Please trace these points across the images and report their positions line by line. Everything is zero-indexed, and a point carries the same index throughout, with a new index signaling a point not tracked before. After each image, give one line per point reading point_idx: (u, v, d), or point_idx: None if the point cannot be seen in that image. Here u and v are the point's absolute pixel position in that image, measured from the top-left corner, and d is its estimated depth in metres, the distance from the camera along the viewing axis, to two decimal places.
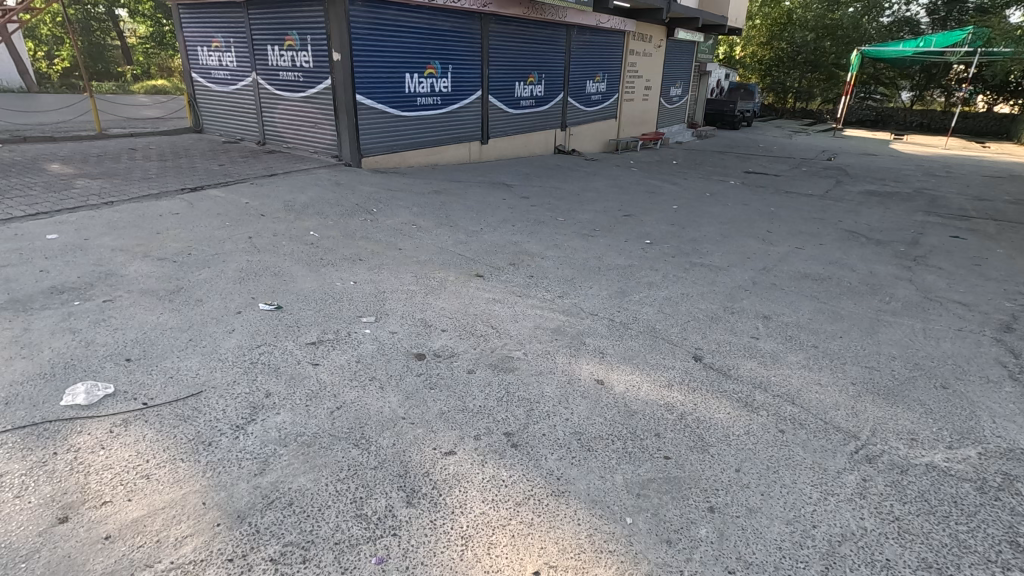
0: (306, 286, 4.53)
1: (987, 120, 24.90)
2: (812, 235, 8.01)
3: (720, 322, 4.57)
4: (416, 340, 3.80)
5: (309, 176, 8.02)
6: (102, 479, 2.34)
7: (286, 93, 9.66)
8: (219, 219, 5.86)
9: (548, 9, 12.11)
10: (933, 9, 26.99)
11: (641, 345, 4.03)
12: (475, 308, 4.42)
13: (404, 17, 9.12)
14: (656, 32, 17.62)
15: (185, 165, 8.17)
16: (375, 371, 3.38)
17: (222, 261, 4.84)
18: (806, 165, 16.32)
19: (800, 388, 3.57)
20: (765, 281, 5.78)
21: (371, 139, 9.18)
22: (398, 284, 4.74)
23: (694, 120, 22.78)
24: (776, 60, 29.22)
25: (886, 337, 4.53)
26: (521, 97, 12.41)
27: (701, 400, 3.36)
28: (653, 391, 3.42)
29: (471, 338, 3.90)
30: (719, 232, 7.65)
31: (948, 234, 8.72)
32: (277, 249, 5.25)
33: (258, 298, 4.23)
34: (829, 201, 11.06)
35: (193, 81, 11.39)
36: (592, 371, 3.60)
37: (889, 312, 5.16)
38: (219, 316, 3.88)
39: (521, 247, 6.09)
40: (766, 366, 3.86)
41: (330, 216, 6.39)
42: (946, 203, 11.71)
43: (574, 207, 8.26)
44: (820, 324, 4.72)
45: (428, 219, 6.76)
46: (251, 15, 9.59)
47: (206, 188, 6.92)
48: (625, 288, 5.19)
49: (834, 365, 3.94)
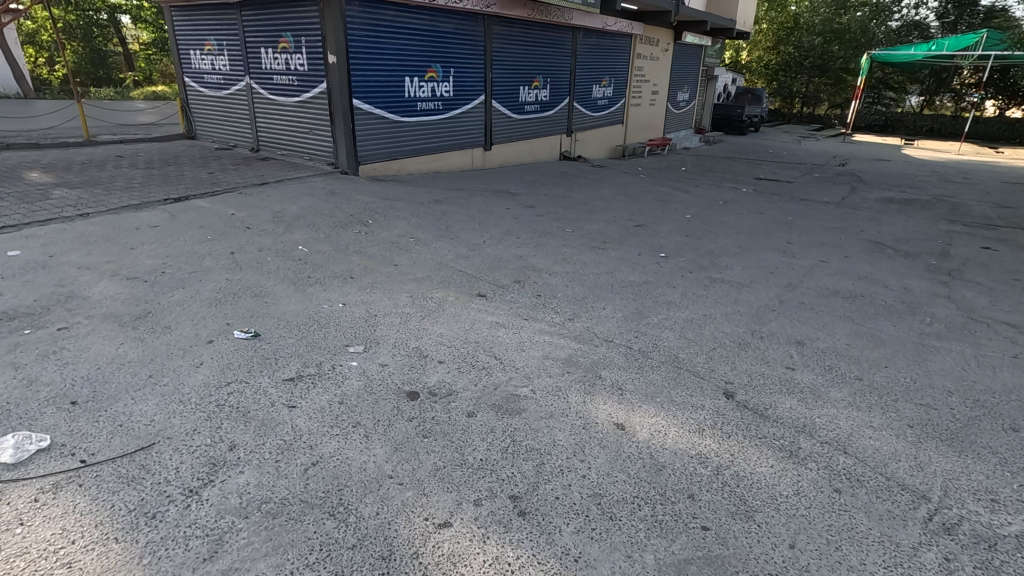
0: (290, 309, 4.08)
1: (999, 125, 24.38)
2: (835, 246, 7.54)
3: (749, 349, 4.10)
4: (408, 375, 3.35)
5: (302, 185, 7.59)
6: (11, 570, 1.89)
7: (280, 97, 9.26)
8: (199, 233, 5.42)
9: (554, 11, 11.72)
10: (942, 13, 26.60)
11: (664, 379, 3.57)
12: (476, 334, 3.96)
13: (403, 18, 8.73)
14: (663, 35, 17.22)
15: (172, 173, 7.75)
16: (360, 417, 2.92)
17: (199, 280, 4.40)
18: (819, 171, 15.84)
19: (851, 433, 3.09)
20: (793, 299, 5.31)
21: (368, 146, 8.75)
22: (392, 307, 4.29)
23: (700, 125, 22.51)
24: (783, 65, 28.50)
25: (936, 367, 4.04)
26: (525, 101, 11.99)
27: (739, 448, 2.90)
28: (683, 438, 2.96)
29: (472, 371, 3.45)
30: (737, 244, 7.17)
31: (978, 244, 8.23)
32: (261, 266, 4.81)
33: (233, 324, 3.78)
34: (847, 209, 10.58)
35: (186, 86, 11.02)
36: (611, 415, 3.12)
37: (934, 335, 4.67)
38: (186, 347, 3.43)
39: (527, 262, 5.63)
40: (808, 404, 3.38)
41: (322, 229, 5.95)
42: (969, 211, 11.22)
43: (582, 217, 7.82)
44: (860, 350, 4.23)
45: (428, 231, 6.32)
46: (245, 17, 9.21)
47: (191, 198, 6.50)
48: (641, 308, 4.73)
49: (885, 404, 3.45)
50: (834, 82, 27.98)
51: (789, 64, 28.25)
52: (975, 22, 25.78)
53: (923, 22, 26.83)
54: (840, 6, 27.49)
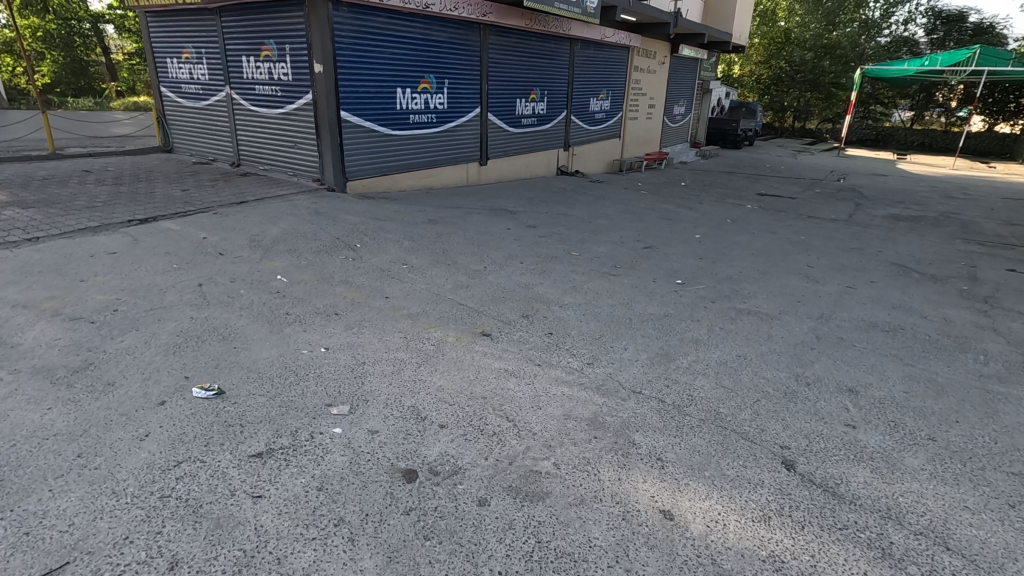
0: (263, 356, 3.47)
1: (990, 141, 24.17)
2: (857, 269, 7.05)
3: (798, 400, 3.54)
4: (404, 448, 2.74)
5: (285, 204, 6.98)
6: None
7: (262, 109, 8.67)
8: (164, 261, 4.79)
9: (551, 21, 11.29)
10: (931, 29, 26.86)
11: (710, 444, 2.99)
12: (482, 386, 3.37)
13: (395, 25, 8.20)
14: (660, 48, 16.91)
15: (142, 190, 7.12)
16: (344, 511, 2.30)
17: (157, 320, 3.77)
18: (819, 186, 15.48)
19: (947, 521, 2.53)
20: (829, 333, 4.77)
21: (357, 161, 8.18)
22: (382, 352, 3.69)
23: (695, 140, 22.25)
24: (775, 79, 28.45)
25: (1015, 421, 3.48)
26: (522, 115, 11.51)
27: (819, 547, 2.33)
28: (747, 532, 2.37)
29: (481, 440, 2.85)
30: (755, 268, 6.67)
31: (1003, 266, 7.77)
32: (233, 300, 4.20)
33: (192, 378, 3.15)
34: (858, 227, 10.16)
35: (163, 96, 10.41)
36: (653, 498, 2.55)
37: (996, 378, 4.12)
38: (130, 412, 2.79)
39: (533, 292, 5.07)
40: (885, 477, 2.83)
41: (304, 254, 5.35)
42: (979, 229, 10.82)
43: (587, 238, 7.30)
44: (922, 400, 3.68)
45: (423, 256, 5.74)
46: (225, 23, 8.64)
47: (159, 219, 5.87)
48: (666, 348, 4.17)
49: (973, 475, 2.89)
50: (825, 97, 27.91)
51: (781, 78, 28.16)
52: (963, 37, 25.92)
53: (911, 38, 27.10)
54: (830, 22, 27.38)
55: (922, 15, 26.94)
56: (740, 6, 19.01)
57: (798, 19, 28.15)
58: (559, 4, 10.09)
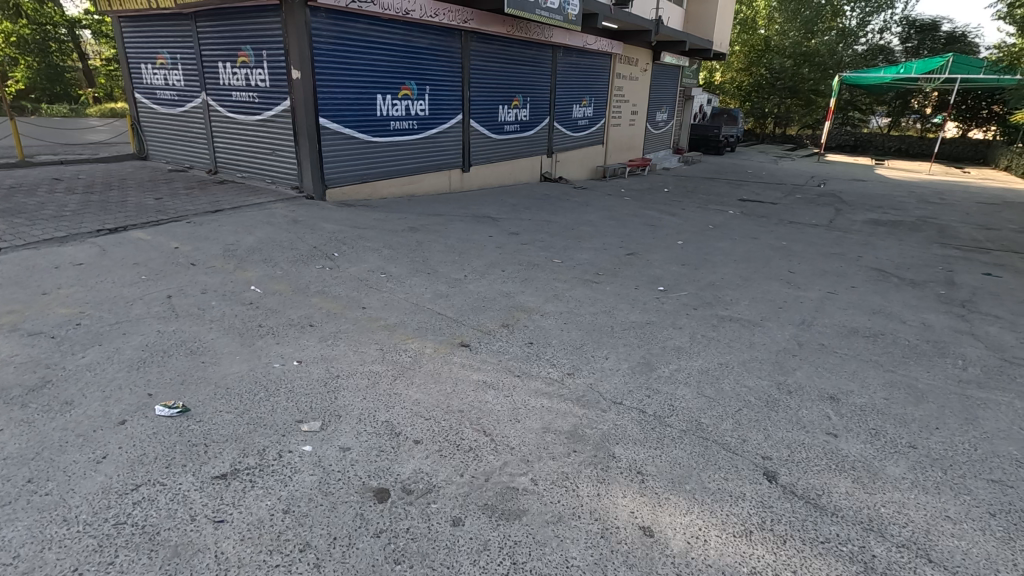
0: (232, 371, 3.36)
1: (964, 146, 24.62)
2: (838, 274, 7.09)
3: (779, 409, 3.51)
4: (377, 466, 2.65)
5: (262, 212, 6.85)
6: None
7: (239, 115, 8.53)
8: (133, 272, 4.65)
9: (533, 28, 11.31)
10: (906, 38, 27.57)
11: (690, 455, 2.94)
12: (460, 399, 3.29)
13: (374, 32, 8.13)
14: (642, 55, 17.04)
15: (114, 199, 6.95)
16: (311, 535, 2.20)
17: (123, 334, 3.64)
18: (800, 191, 15.64)
19: (928, 531, 2.50)
20: (811, 340, 4.76)
21: (336, 168, 8.07)
22: (357, 364, 3.59)
23: (678, 146, 22.45)
24: (756, 86, 28.61)
25: (993, 426, 3.47)
26: (504, 121, 11.48)
27: (801, 562, 2.27)
28: (728, 548, 2.32)
29: (457, 456, 2.77)
30: (737, 273, 6.68)
31: (980, 271, 7.87)
32: (204, 313, 4.07)
33: (155, 395, 3.02)
34: (838, 232, 10.26)
35: (137, 103, 10.21)
36: (633, 513, 2.48)
37: (974, 382, 4.14)
38: (87, 433, 2.66)
39: (514, 300, 5.01)
40: (866, 487, 2.79)
41: (280, 264, 5.23)
42: (956, 233, 11.01)
43: (570, 245, 7.27)
44: (903, 407, 3.66)
45: (402, 264, 5.64)
46: (200, 28, 8.50)
47: (130, 229, 5.72)
48: (648, 357, 4.12)
49: (954, 483, 2.87)
50: (806, 104, 28.13)
51: (762, 85, 28.25)
52: (936, 46, 26.65)
53: (887, 46, 27.85)
54: (808, 31, 27.65)
55: (897, 24, 27.62)
56: (720, 14, 19.27)
57: (777, 28, 28.52)
58: (540, 11, 10.09)
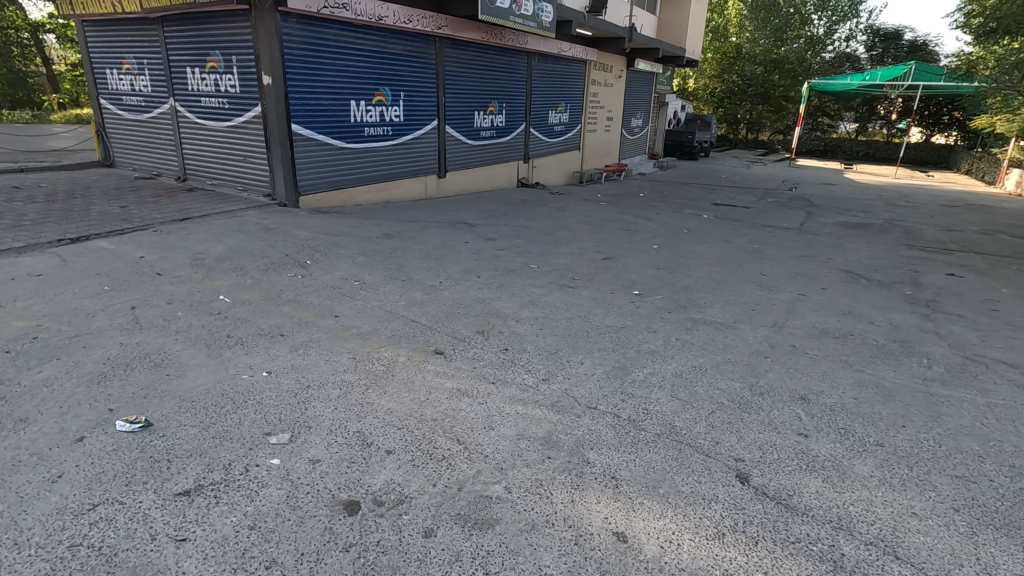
0: (199, 383, 3.27)
1: (927, 150, 25.50)
2: (809, 276, 7.22)
3: (752, 410, 3.55)
4: (347, 479, 2.59)
5: (233, 220, 6.72)
6: None
7: (208, 121, 8.37)
8: (95, 282, 4.51)
9: (507, 34, 11.35)
10: (871, 46, 28.46)
11: (664, 458, 2.96)
12: (433, 408, 3.26)
13: (347, 37, 8.07)
14: (617, 62, 17.24)
15: (76, 207, 6.74)
16: (278, 552, 2.14)
17: (82, 347, 3.52)
18: (772, 195, 15.93)
19: (894, 527, 2.55)
20: (782, 341, 4.83)
21: (309, 174, 7.97)
22: (329, 374, 3.53)
23: (654, 151, 22.74)
24: (728, 92, 29.26)
25: (956, 424, 3.55)
26: (480, 127, 11.49)
27: (772, 563, 2.29)
28: (701, 552, 2.32)
29: (430, 465, 2.73)
30: (711, 277, 6.76)
31: (944, 271, 8.09)
32: (169, 324, 3.96)
33: (116, 411, 2.92)
34: (809, 235, 10.48)
35: (102, 109, 9.96)
36: (606, 519, 2.48)
37: (938, 380, 4.24)
38: (41, 452, 2.56)
39: (490, 306, 4.99)
40: (835, 486, 2.84)
41: (250, 273, 5.12)
42: (920, 235, 11.34)
43: (547, 250, 7.29)
44: (871, 407, 3.73)
45: (377, 272, 5.58)
46: (167, 33, 8.33)
47: (93, 238, 5.55)
48: (622, 361, 4.13)
49: (919, 480, 2.93)
50: (776, 109, 28.98)
51: (734, 92, 29.04)
52: (900, 54, 27.74)
53: (852, 54, 28.69)
54: (778, 39, 28.19)
55: (862, 32, 28.46)
56: (692, 22, 19.62)
57: (749, 35, 28.90)
58: (514, 18, 10.13)
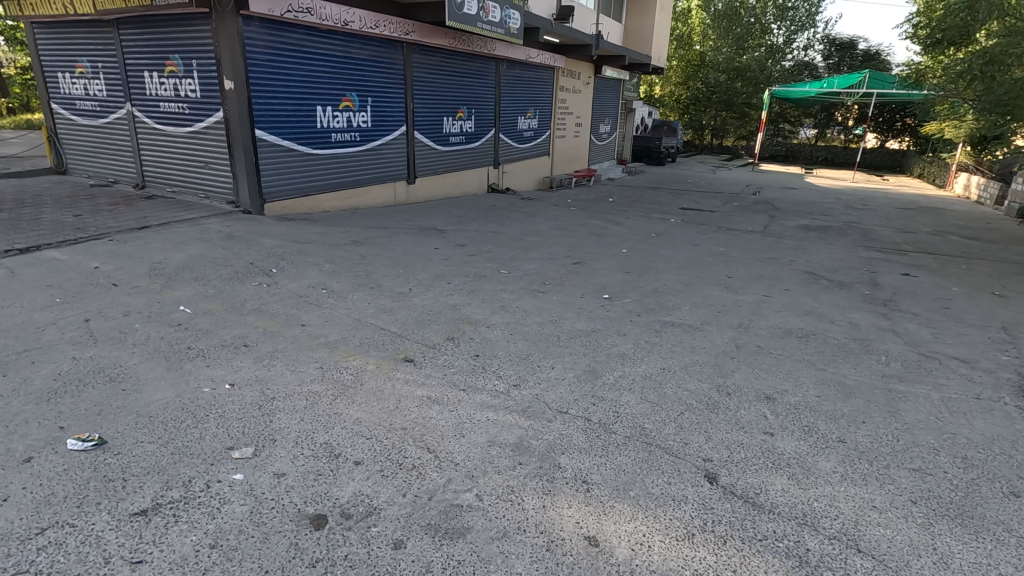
0: (158, 398, 3.15)
1: (882, 155, 26.60)
2: (772, 278, 7.41)
3: (719, 410, 3.61)
4: (314, 492, 2.52)
5: (194, 228, 6.54)
6: None
7: (168, 127, 8.13)
8: (46, 294, 4.32)
9: (475, 40, 11.37)
10: (828, 55, 29.50)
11: (634, 460, 2.98)
12: (403, 416, 3.22)
13: (312, 42, 7.96)
14: (585, 68, 17.44)
15: (26, 216, 6.46)
16: (240, 571, 2.07)
17: (31, 362, 3.35)
18: (737, 200, 16.32)
19: (856, 521, 2.62)
20: (748, 342, 4.93)
21: (274, 181, 7.81)
22: (295, 385, 3.44)
23: (622, 157, 23.07)
24: (693, 99, 29.82)
25: (913, 418, 3.68)
26: (449, 133, 11.46)
27: (740, 561, 2.32)
28: (672, 552, 2.34)
29: (399, 475, 2.69)
30: (679, 279, 6.88)
31: (900, 271, 8.40)
32: (126, 336, 3.82)
33: (67, 428, 2.79)
34: (772, 238, 10.76)
35: (54, 113, 9.58)
36: (578, 523, 2.48)
37: (896, 376, 4.39)
38: None
39: (460, 312, 4.97)
40: (800, 483, 2.90)
41: (213, 282, 4.98)
42: (877, 237, 11.77)
43: (517, 255, 7.31)
44: (833, 404, 3.84)
45: (345, 279, 5.50)
46: (123, 36, 8.07)
47: (44, 248, 5.32)
48: (593, 364, 4.15)
49: (880, 474, 3.02)
50: (739, 116, 29.81)
51: (699, 99, 29.68)
52: (855, 63, 28.89)
53: (811, 62, 29.75)
54: (739, 47, 28.54)
55: (819, 42, 29.48)
56: (658, 30, 20.00)
57: (711, 44, 28.97)
58: (482, 24, 10.15)
